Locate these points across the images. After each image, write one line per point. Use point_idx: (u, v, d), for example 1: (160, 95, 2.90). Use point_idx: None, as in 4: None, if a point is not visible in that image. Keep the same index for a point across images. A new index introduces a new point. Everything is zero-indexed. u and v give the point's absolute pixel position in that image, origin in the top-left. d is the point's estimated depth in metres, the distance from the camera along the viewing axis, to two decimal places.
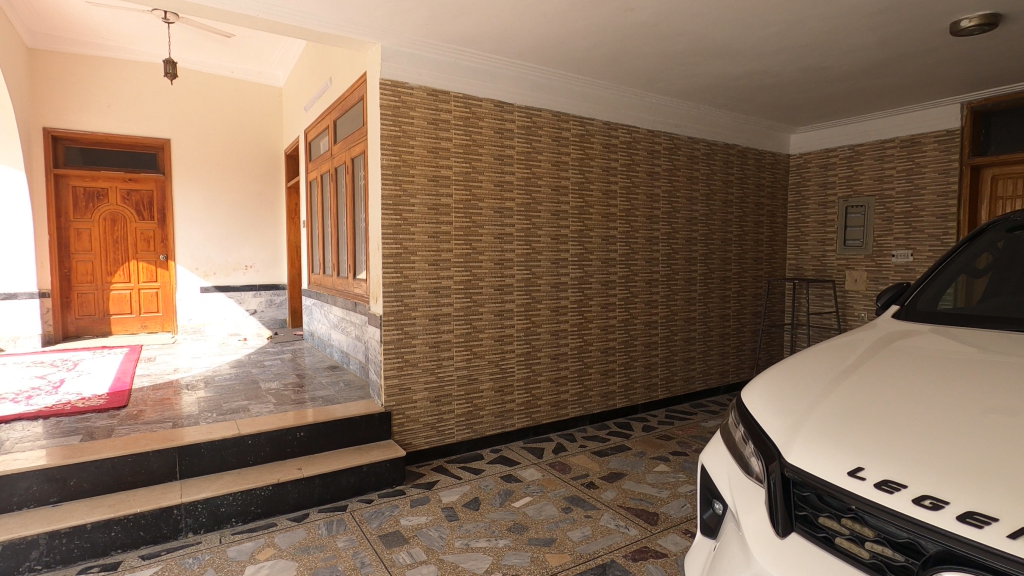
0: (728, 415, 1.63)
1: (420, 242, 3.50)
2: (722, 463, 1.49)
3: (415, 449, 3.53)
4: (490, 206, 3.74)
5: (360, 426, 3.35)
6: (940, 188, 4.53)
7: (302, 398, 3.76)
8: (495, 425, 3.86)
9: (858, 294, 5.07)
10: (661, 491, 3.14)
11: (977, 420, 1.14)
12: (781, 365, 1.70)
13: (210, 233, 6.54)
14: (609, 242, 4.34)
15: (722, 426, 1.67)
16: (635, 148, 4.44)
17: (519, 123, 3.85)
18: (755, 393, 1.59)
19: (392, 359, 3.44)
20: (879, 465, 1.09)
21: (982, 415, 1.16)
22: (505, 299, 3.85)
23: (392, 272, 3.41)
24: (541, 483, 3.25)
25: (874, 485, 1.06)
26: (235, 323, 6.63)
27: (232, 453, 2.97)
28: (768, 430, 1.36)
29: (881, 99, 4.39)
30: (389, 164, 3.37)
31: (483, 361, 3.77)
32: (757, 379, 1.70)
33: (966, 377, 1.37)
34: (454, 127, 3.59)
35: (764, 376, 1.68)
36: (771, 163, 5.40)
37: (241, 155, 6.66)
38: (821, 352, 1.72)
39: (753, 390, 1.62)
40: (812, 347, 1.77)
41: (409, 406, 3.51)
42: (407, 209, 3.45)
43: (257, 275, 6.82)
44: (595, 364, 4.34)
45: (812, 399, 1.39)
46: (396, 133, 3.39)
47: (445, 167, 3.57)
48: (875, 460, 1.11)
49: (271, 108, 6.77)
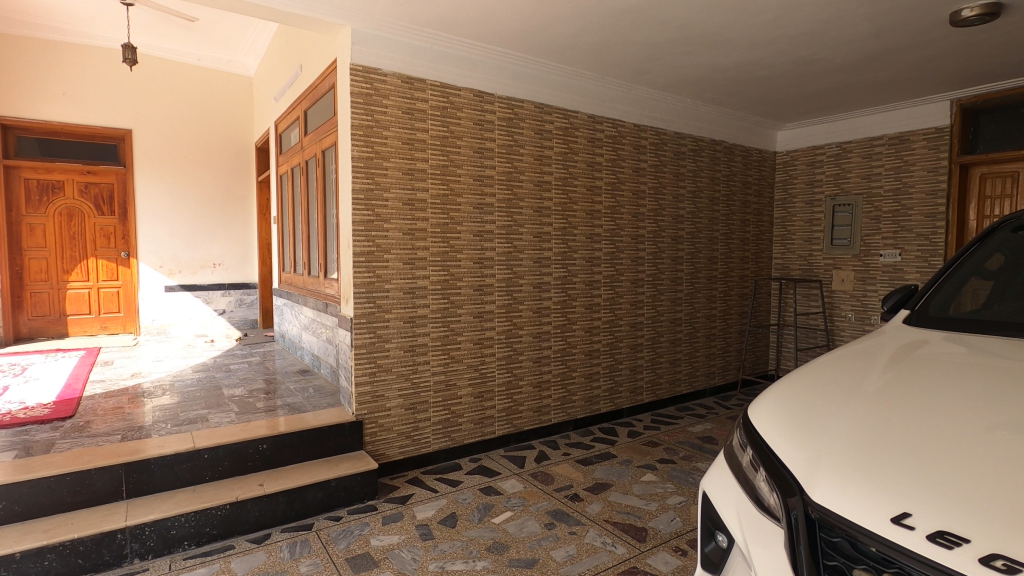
0: (734, 435, 1.48)
1: (394, 240, 3.28)
2: (728, 490, 1.34)
3: (389, 459, 3.32)
4: (469, 201, 3.54)
5: (329, 436, 3.12)
6: (928, 186, 4.44)
7: (268, 405, 3.52)
8: (475, 432, 3.66)
9: (846, 294, 4.98)
10: (649, 504, 2.97)
11: (1006, 446, 1.03)
12: (785, 380, 1.55)
13: (175, 229, 6.23)
14: (593, 241, 4.17)
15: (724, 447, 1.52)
16: (620, 143, 4.27)
17: (500, 114, 3.66)
18: (760, 414, 1.44)
19: (364, 364, 3.22)
20: (929, 511, 0.93)
21: (1000, 436, 1.07)
22: (485, 301, 3.65)
23: (364, 271, 3.19)
24: (522, 496, 3.06)
25: (927, 537, 0.90)
26: (203, 323, 6.33)
27: (187, 469, 2.73)
28: (784, 458, 1.20)
29: (871, 94, 4.29)
30: (361, 155, 3.15)
31: (462, 365, 3.58)
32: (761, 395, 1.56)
33: (977, 388, 1.27)
34: (431, 117, 3.38)
35: (768, 393, 1.52)
36: (758, 160, 5.28)
37: (209, 147, 6.35)
38: (830, 363, 1.58)
39: (758, 409, 1.48)
40: (816, 359, 1.63)
41: (383, 414, 3.29)
42: (380, 204, 3.23)
43: (226, 273, 6.53)
44: (579, 367, 4.17)
45: (831, 420, 1.25)
46: (368, 123, 3.17)
47: (421, 159, 3.36)
48: (922, 503, 0.95)
49: (241, 98, 6.47)
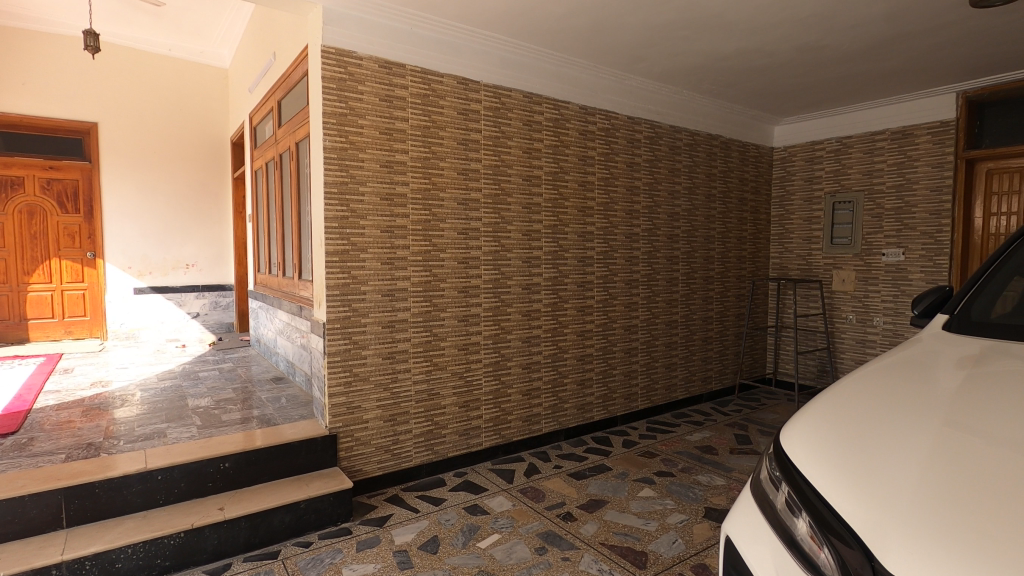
0: (763, 470, 1.29)
1: (371, 237, 3.03)
2: (759, 549, 1.11)
3: (366, 476, 3.06)
4: (453, 196, 3.30)
5: (299, 452, 2.86)
6: (933, 182, 4.26)
7: (235, 416, 3.24)
8: (460, 444, 3.41)
9: (846, 294, 4.80)
10: (649, 523, 2.74)
11: None
12: (819, 405, 1.34)
13: (145, 228, 5.91)
14: (585, 239, 3.94)
15: (748, 494, 1.30)
16: (614, 136, 4.05)
17: (486, 103, 3.42)
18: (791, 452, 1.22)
19: (339, 374, 2.96)
20: None
21: None
22: (470, 304, 3.41)
23: (338, 272, 2.93)
24: (511, 515, 2.82)
25: None
26: (175, 326, 6.02)
27: (137, 492, 2.45)
28: (838, 505, 1.01)
29: (875, 86, 4.10)
30: (335, 145, 2.89)
31: (445, 373, 3.33)
32: (787, 428, 1.34)
33: None
34: (411, 105, 3.13)
35: (801, 422, 1.32)
36: (755, 156, 5.09)
37: (181, 141, 6.04)
38: (859, 385, 1.38)
39: (787, 445, 1.26)
40: (850, 380, 1.43)
41: (359, 427, 3.03)
42: (355, 199, 2.97)
43: (200, 274, 6.23)
44: (571, 373, 3.94)
45: (890, 461, 1.04)
46: (342, 110, 2.91)
47: (401, 151, 3.10)
48: None
49: (216, 91, 6.18)
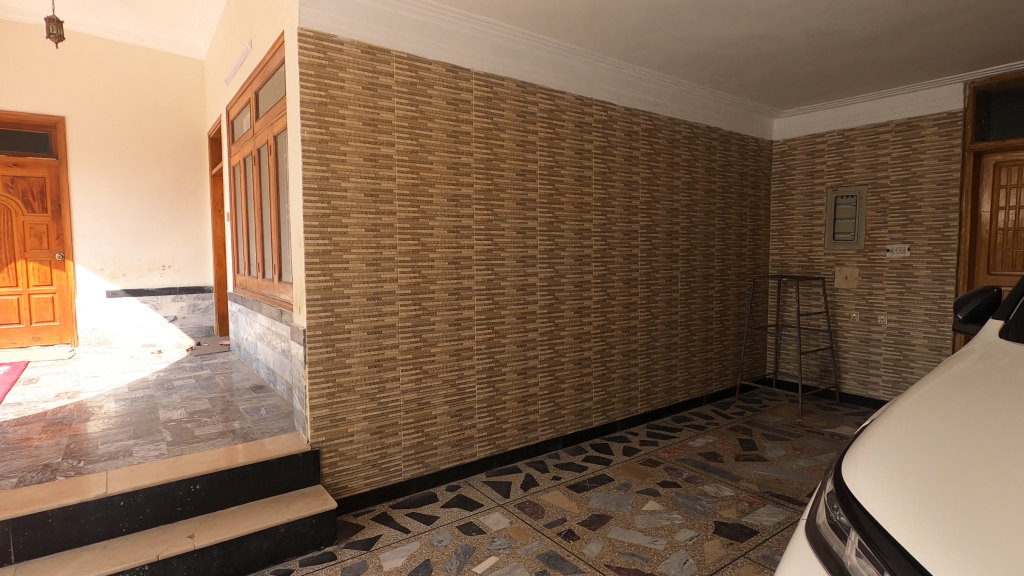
0: (822, 513, 1.16)
1: (355, 237, 2.81)
2: None
3: (352, 493, 2.85)
4: (442, 192, 3.08)
5: (278, 470, 2.64)
6: (940, 175, 4.12)
7: (211, 430, 3.00)
8: (452, 456, 3.21)
9: (849, 291, 4.66)
10: (656, 541, 2.56)
11: None
12: (883, 433, 1.21)
13: (119, 228, 5.62)
14: (582, 237, 3.75)
15: (815, 548, 1.12)
16: (611, 128, 3.86)
17: (477, 93, 3.20)
18: (875, 493, 1.06)
19: (321, 384, 2.74)
20: None
21: None
22: (462, 307, 3.20)
23: (319, 274, 2.71)
24: (509, 534, 2.62)
25: None
26: (151, 331, 5.75)
27: (96, 520, 2.22)
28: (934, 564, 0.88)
29: (880, 75, 3.95)
30: (314, 137, 2.67)
31: (436, 381, 3.12)
32: (847, 466, 1.19)
33: None
34: (397, 93, 2.91)
35: (864, 452, 1.19)
36: (754, 149, 4.92)
37: (156, 136, 5.76)
38: (908, 408, 1.27)
39: (863, 486, 1.09)
40: (911, 402, 1.30)
41: (344, 441, 2.81)
42: (337, 194, 2.75)
43: (178, 276, 5.96)
44: (568, 378, 3.75)
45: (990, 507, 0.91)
46: (321, 99, 2.69)
47: (387, 143, 2.89)
48: None
49: (192, 82, 5.90)
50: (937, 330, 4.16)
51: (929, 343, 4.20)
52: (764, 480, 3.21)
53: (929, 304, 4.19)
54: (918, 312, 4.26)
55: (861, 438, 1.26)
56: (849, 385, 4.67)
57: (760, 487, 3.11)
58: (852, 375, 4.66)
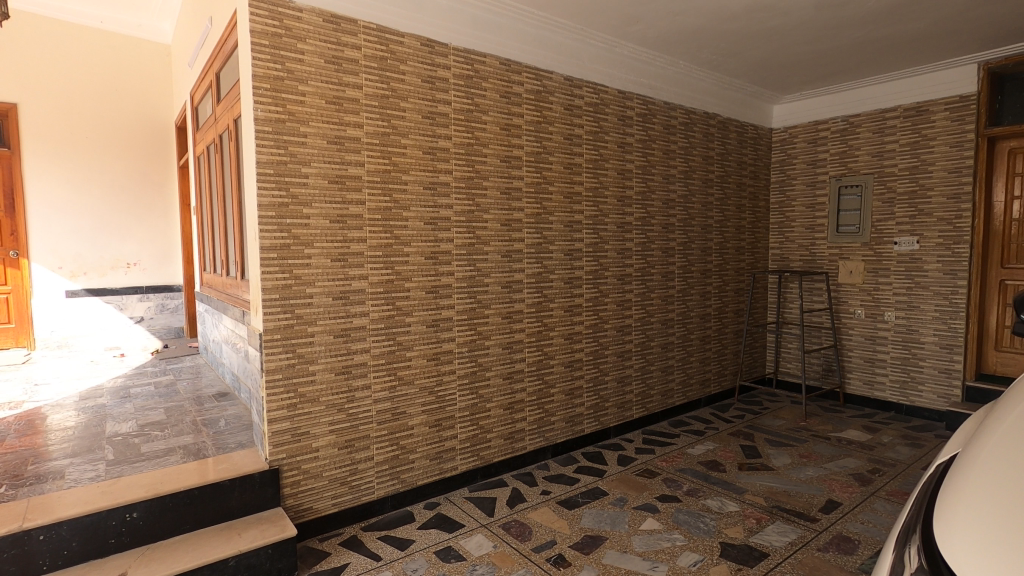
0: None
1: (318, 230, 2.50)
2: None
3: (317, 514, 2.56)
4: (418, 179, 2.79)
5: (232, 492, 2.35)
6: (951, 163, 3.88)
7: (159, 446, 2.70)
8: (431, 471, 2.92)
9: (854, 287, 4.42)
10: (657, 567, 2.29)
11: None
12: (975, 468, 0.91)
13: (79, 223, 5.27)
14: (572, 229, 3.47)
15: None
16: (603, 112, 3.58)
17: (457, 71, 2.91)
18: (1018, 554, 0.72)
19: (281, 396, 2.44)
20: None
21: None
22: (441, 306, 2.91)
23: (277, 271, 2.41)
24: (491, 561, 2.34)
25: None
26: (116, 333, 5.42)
27: (9, 559, 1.92)
28: None
29: (890, 55, 3.70)
30: (269, 115, 2.36)
31: (413, 389, 2.83)
32: (933, 521, 0.88)
33: None
34: (365, 69, 2.61)
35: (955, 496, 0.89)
36: (753, 137, 4.67)
37: (117, 124, 5.41)
38: (1001, 432, 0.97)
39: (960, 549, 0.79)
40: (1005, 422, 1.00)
41: (309, 458, 2.52)
42: (297, 182, 2.44)
43: (144, 274, 5.61)
44: (558, 383, 3.48)
45: None
46: (277, 72, 2.38)
47: (353, 124, 2.58)
48: None
49: (158, 68, 5.57)
50: (948, 328, 3.93)
51: (940, 340, 3.98)
52: (771, 493, 2.95)
53: (940, 300, 3.96)
54: (928, 308, 4.03)
55: (946, 482, 0.96)
56: (854, 385, 4.44)
57: (767, 502, 2.84)
58: (856, 375, 4.43)
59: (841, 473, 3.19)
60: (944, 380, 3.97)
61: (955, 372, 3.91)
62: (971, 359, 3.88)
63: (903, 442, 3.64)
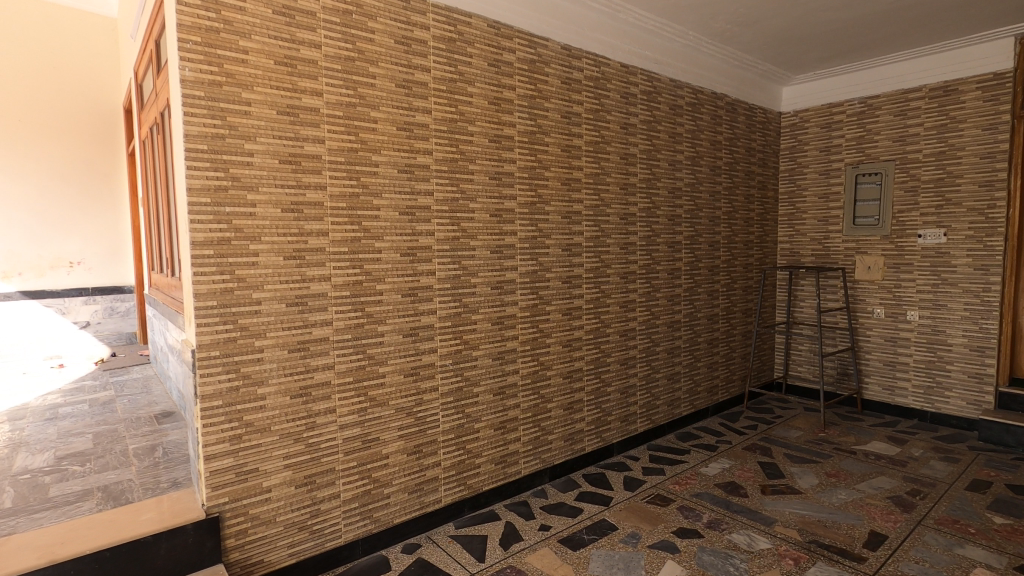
0: None
1: (266, 220, 2.03)
2: None
3: (270, 568, 2.09)
4: (391, 160, 2.33)
5: (156, 548, 1.87)
6: (984, 147, 3.54)
7: (74, 487, 2.21)
8: (410, 506, 2.48)
9: (872, 284, 4.07)
10: None
11: None
12: None
13: (12, 216, 4.67)
14: (571, 221, 3.04)
15: None
16: (604, 87, 3.15)
17: (436, 31, 2.45)
18: None
19: (221, 427, 1.96)
20: None
21: None
22: (420, 312, 2.46)
23: (214, 272, 1.93)
24: None
25: None
26: (56, 340, 4.85)
27: None
28: None
29: (922, 26, 3.32)
30: (200, 76, 1.88)
31: (387, 411, 2.38)
32: None
33: None
34: (324, 24, 2.13)
35: None
36: (762, 121, 4.28)
37: (57, 106, 4.83)
38: None
39: None
40: None
41: (258, 500, 2.05)
42: (239, 160, 1.97)
43: (91, 275, 5.06)
44: (556, 397, 3.05)
45: None
46: (210, 22, 1.89)
47: (310, 92, 2.11)
48: None
49: (104, 44, 5.00)
50: (980, 328, 3.60)
51: (969, 343, 3.64)
52: (804, 523, 2.56)
53: (970, 298, 3.62)
54: (956, 307, 3.68)
55: None
56: (872, 391, 4.10)
57: (802, 536, 2.45)
58: (875, 380, 4.09)
59: (877, 496, 2.81)
60: (974, 386, 3.63)
61: (987, 376, 3.58)
62: (1004, 363, 3.55)
63: (936, 456, 3.29)
